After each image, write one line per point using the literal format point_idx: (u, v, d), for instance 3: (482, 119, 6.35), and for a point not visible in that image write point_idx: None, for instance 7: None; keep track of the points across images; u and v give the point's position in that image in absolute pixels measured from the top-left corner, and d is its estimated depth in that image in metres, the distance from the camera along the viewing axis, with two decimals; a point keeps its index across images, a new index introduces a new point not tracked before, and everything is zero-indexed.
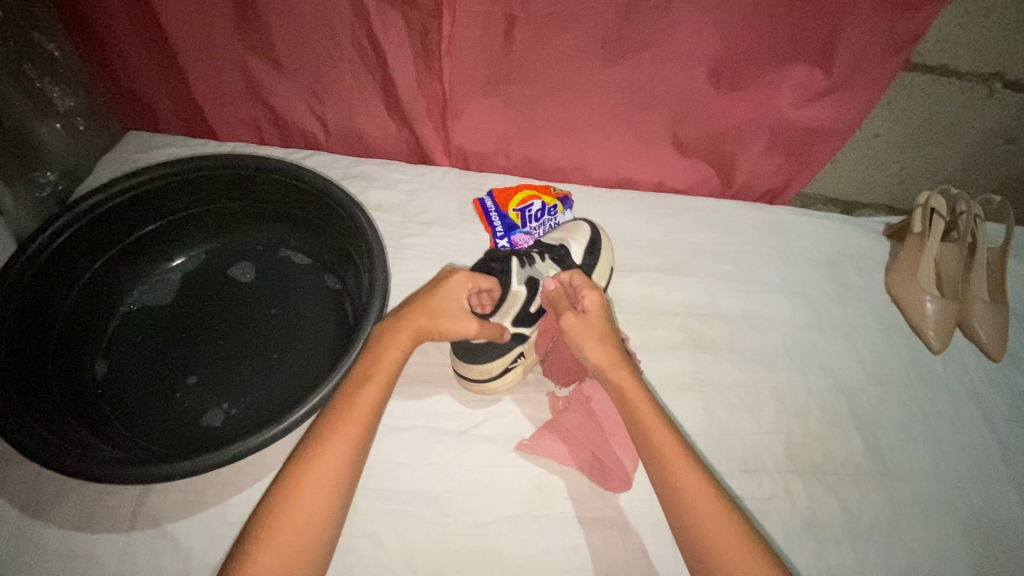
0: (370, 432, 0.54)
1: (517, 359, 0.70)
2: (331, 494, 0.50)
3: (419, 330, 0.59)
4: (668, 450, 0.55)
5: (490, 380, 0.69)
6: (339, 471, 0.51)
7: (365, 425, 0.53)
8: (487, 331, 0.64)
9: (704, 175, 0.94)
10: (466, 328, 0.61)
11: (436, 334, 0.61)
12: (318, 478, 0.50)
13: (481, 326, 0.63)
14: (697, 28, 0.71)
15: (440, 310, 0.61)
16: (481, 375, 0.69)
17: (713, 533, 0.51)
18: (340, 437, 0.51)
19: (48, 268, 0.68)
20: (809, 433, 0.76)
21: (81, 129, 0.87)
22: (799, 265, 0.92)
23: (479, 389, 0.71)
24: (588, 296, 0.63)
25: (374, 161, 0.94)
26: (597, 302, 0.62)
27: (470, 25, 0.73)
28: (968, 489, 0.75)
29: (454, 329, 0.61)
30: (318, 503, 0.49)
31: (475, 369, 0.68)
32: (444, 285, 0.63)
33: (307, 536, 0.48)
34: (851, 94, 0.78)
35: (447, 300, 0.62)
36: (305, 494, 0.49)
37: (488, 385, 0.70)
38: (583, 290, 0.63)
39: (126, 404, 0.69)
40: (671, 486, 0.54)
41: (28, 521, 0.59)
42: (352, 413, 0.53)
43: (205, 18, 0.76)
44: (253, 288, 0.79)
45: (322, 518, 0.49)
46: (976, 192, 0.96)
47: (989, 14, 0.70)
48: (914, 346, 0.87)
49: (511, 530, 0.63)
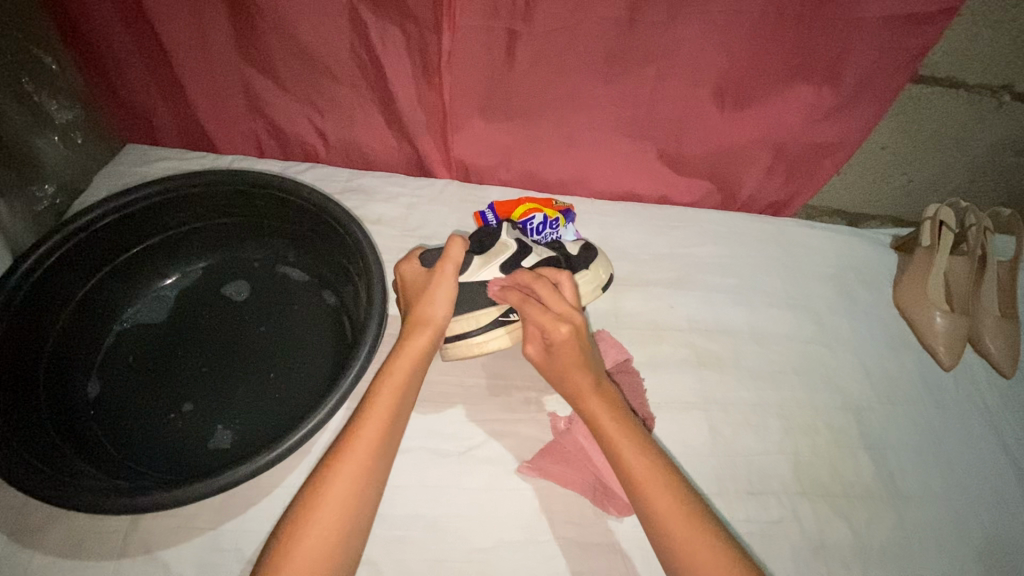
0: (384, 453, 0.56)
1: (509, 315, 0.71)
2: (332, 549, 0.49)
3: (411, 326, 0.63)
4: (647, 472, 0.57)
5: (479, 333, 0.71)
6: (357, 489, 0.53)
7: (365, 482, 0.53)
8: (453, 256, 0.65)
9: (708, 189, 0.93)
10: (442, 273, 0.65)
11: (436, 307, 0.64)
12: (334, 500, 0.51)
13: (444, 258, 0.65)
14: (700, 44, 0.70)
15: (417, 296, 0.66)
16: (470, 328, 0.70)
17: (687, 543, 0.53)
18: (352, 461, 0.53)
19: (40, 287, 0.67)
20: (817, 452, 0.74)
21: (79, 142, 0.86)
22: (805, 279, 0.91)
23: (462, 347, 0.71)
24: (553, 331, 0.62)
25: (374, 173, 0.93)
26: (563, 337, 0.62)
27: (470, 39, 0.72)
28: (981, 511, 0.73)
29: (442, 287, 0.64)
30: (334, 526, 0.50)
31: (464, 321, 0.70)
32: (406, 290, 0.68)
33: (326, 558, 0.49)
34: (859, 108, 0.77)
35: (415, 284, 0.67)
36: (322, 516, 0.50)
37: (474, 340, 0.71)
38: (546, 327, 0.63)
39: (119, 426, 0.67)
40: (643, 499, 0.56)
41: (15, 548, 0.57)
42: (364, 436, 0.55)
43: (204, 33, 0.76)
44: (249, 306, 0.78)
45: (341, 535, 0.51)
46: (985, 204, 0.94)
47: (998, 26, 0.69)
48: (923, 362, 0.85)
49: (511, 556, 0.61)
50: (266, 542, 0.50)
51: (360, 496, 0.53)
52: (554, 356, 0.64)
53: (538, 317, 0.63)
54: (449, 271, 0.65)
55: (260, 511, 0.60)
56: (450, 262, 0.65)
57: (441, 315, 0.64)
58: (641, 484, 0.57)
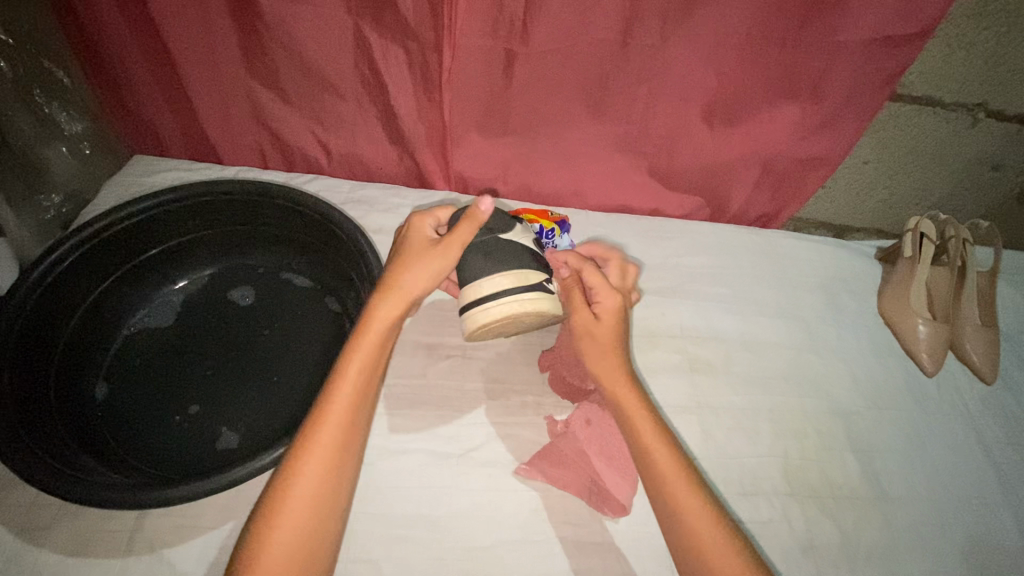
0: (353, 439, 0.57)
1: (552, 282, 0.67)
2: (306, 541, 0.52)
3: (388, 293, 0.61)
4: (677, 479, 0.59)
5: (527, 290, 0.64)
6: (327, 478, 0.54)
7: (336, 470, 0.55)
8: (461, 235, 0.63)
9: (699, 202, 0.96)
10: (442, 249, 0.62)
11: (417, 281, 0.61)
12: (304, 490, 0.53)
13: (455, 233, 0.63)
14: (690, 63, 0.74)
15: (406, 258, 0.63)
16: (519, 285, 0.64)
17: (694, 523, 0.56)
18: (320, 451, 0.54)
19: (52, 291, 0.69)
20: (805, 455, 0.76)
21: (87, 152, 0.89)
22: (793, 288, 0.94)
23: (510, 303, 0.63)
24: (607, 298, 0.66)
25: (375, 185, 0.96)
26: (613, 306, 0.66)
27: (470, 58, 0.75)
28: (964, 513, 0.75)
29: (436, 262, 0.62)
30: (307, 516, 0.52)
31: (512, 276, 0.63)
32: (398, 249, 0.65)
33: (303, 546, 0.51)
34: (841, 125, 0.81)
35: (420, 244, 0.64)
36: (293, 507, 0.52)
37: (523, 297, 0.64)
38: (601, 293, 0.66)
39: (125, 427, 0.69)
40: (670, 503, 0.58)
41: (22, 545, 0.58)
42: (330, 425, 0.55)
43: (213, 50, 0.79)
44: (253, 311, 0.80)
45: (316, 523, 0.53)
46: (965, 217, 0.98)
47: (970, 47, 0.73)
48: (908, 368, 0.88)
49: (509, 554, 0.63)
50: (240, 537, 0.52)
51: (328, 489, 0.54)
52: (598, 324, 0.66)
53: (594, 282, 0.66)
54: (450, 249, 0.62)
55: None
56: (457, 243, 0.63)
57: (417, 291, 0.61)
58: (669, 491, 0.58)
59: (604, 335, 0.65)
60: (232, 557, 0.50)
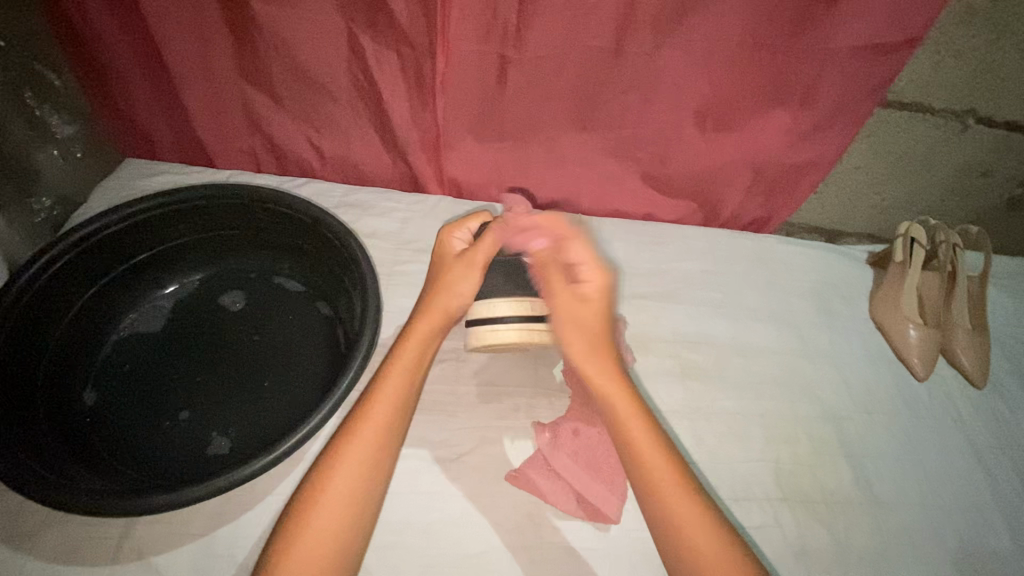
0: (394, 434, 0.60)
1: None
2: (341, 528, 0.54)
3: (430, 313, 0.68)
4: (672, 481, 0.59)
5: (538, 319, 0.71)
6: (368, 469, 0.57)
7: (376, 462, 0.58)
8: (484, 250, 0.70)
9: (692, 207, 0.96)
10: (469, 265, 0.69)
11: (455, 297, 0.69)
12: (345, 477, 0.56)
13: (476, 251, 0.70)
14: (682, 70, 0.74)
15: (440, 281, 0.70)
16: (531, 312, 0.70)
17: (685, 518, 0.57)
18: (363, 441, 0.58)
19: (41, 296, 0.69)
20: (797, 460, 0.77)
21: (79, 155, 0.88)
22: (785, 293, 0.94)
23: (520, 330, 0.70)
24: (589, 274, 0.68)
25: (369, 189, 0.95)
26: (596, 283, 0.68)
27: (463, 63, 0.75)
28: (955, 517, 0.76)
29: (467, 279, 0.69)
30: (346, 503, 0.55)
31: (524, 305, 0.70)
32: (432, 271, 0.73)
33: (338, 532, 0.53)
34: (833, 131, 0.81)
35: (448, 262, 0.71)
36: (334, 492, 0.55)
37: (533, 324, 0.70)
38: (586, 268, 0.68)
39: (115, 432, 0.68)
40: (663, 508, 0.58)
41: (8, 553, 0.58)
42: (373, 417, 0.59)
43: (206, 52, 0.79)
44: (244, 316, 0.79)
45: (354, 511, 0.55)
46: (955, 222, 0.99)
47: (960, 55, 0.73)
48: (899, 373, 0.88)
49: (501, 561, 0.63)
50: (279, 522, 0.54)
51: (366, 479, 0.56)
52: (579, 300, 0.67)
53: (576, 256, 0.68)
54: (476, 263, 0.69)
55: (253, 517, 0.61)
56: (481, 257, 0.69)
57: (458, 307, 0.69)
58: (664, 497, 0.59)
59: (584, 313, 0.67)
60: (272, 537, 0.53)
